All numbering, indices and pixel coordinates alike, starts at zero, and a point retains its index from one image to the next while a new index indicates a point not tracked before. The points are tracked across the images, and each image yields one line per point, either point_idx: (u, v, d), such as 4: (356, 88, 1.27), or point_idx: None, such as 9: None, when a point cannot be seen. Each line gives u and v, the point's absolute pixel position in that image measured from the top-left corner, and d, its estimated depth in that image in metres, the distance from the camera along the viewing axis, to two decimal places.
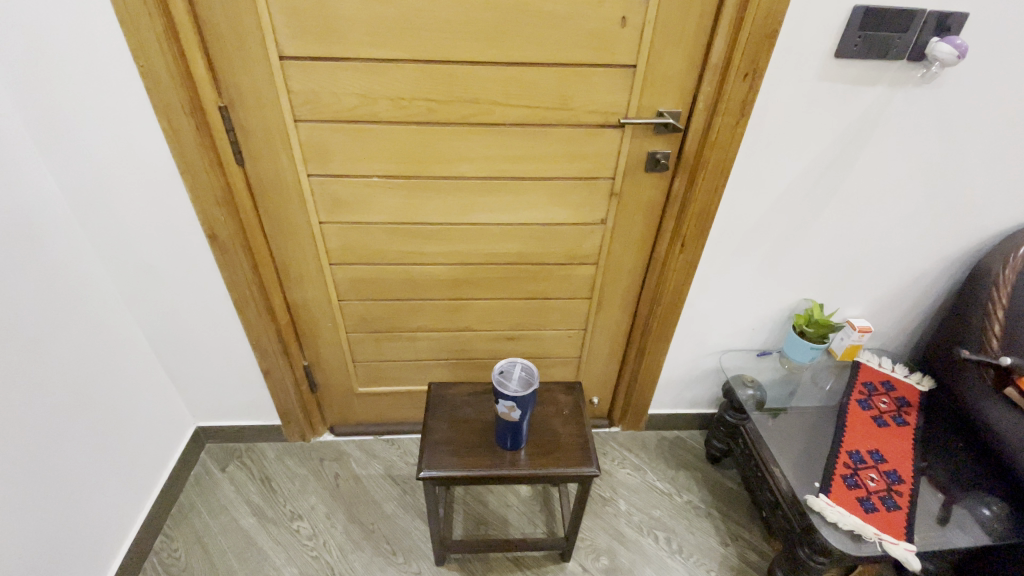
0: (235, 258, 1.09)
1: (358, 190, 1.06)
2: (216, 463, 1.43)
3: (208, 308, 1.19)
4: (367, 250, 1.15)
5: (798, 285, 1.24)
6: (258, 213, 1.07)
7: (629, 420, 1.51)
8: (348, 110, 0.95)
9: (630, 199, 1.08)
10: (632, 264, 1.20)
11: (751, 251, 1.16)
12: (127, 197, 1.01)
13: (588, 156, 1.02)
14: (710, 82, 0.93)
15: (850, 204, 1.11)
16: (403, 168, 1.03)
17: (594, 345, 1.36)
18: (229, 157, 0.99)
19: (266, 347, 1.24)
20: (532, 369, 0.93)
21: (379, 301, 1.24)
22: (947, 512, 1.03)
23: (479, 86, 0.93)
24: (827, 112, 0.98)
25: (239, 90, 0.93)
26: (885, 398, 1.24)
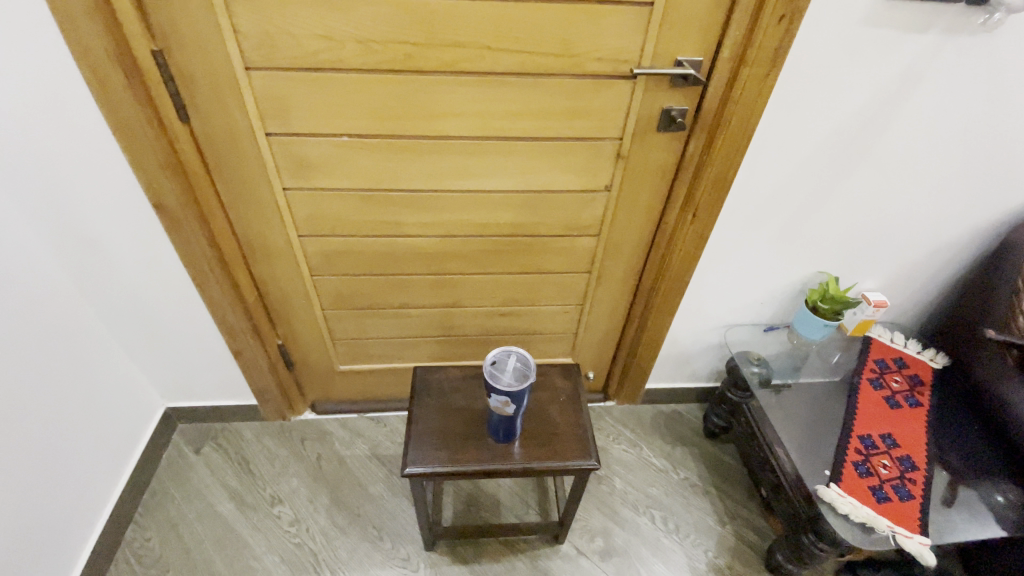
0: (190, 231, 0.96)
1: (327, 152, 0.92)
2: (189, 444, 1.35)
3: (166, 286, 1.07)
4: (341, 220, 1.02)
5: (814, 258, 1.15)
6: (211, 178, 0.93)
7: (625, 395, 1.44)
8: (309, 55, 0.80)
9: (638, 163, 0.95)
10: (637, 235, 1.08)
11: (768, 221, 1.06)
12: (55, 163, 0.86)
13: (592, 113, 0.89)
14: (740, 25, 0.79)
15: (881, 170, 1.00)
16: (378, 125, 0.89)
17: (592, 321, 1.27)
18: (171, 114, 0.84)
19: (234, 327, 1.13)
20: (529, 361, 0.84)
21: (357, 275, 1.12)
22: (953, 494, 1.00)
23: (466, 27, 0.78)
24: (869, 63, 0.84)
25: (175, 29, 0.76)
26: (897, 376, 1.18)
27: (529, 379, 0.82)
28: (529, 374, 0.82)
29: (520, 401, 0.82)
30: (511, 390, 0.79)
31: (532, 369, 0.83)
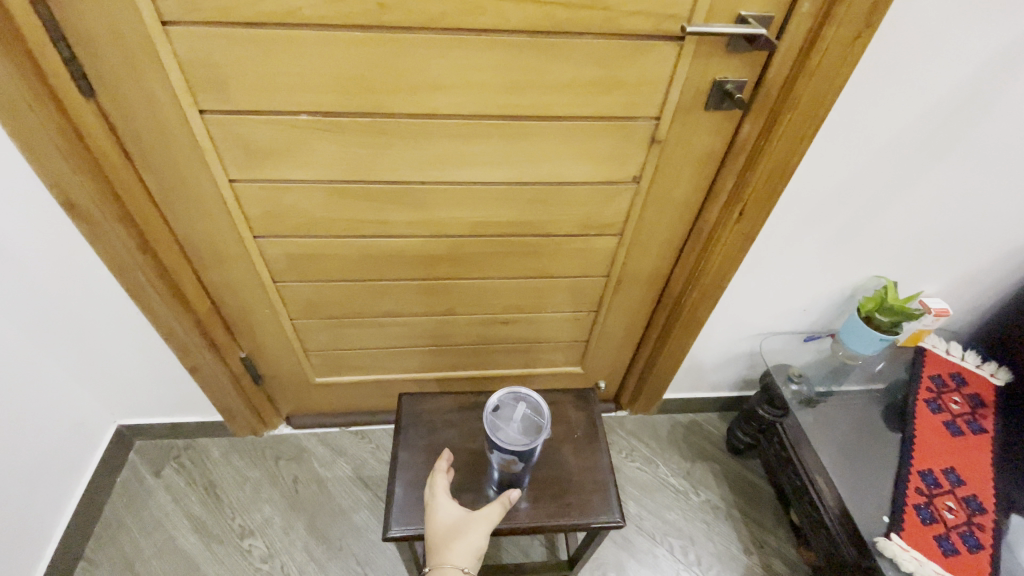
0: (113, 233, 0.76)
1: (282, 135, 0.71)
2: (148, 465, 1.19)
3: (98, 296, 0.88)
4: (306, 219, 0.83)
5: (870, 261, 0.98)
6: (134, 166, 0.73)
7: (640, 404, 1.30)
8: (246, 4, 0.59)
9: (677, 151, 0.76)
10: (667, 236, 0.90)
11: (824, 220, 0.88)
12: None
13: (624, 86, 0.69)
14: None
15: (968, 161, 0.82)
16: (345, 101, 0.68)
17: (607, 328, 1.11)
18: (67, 84, 0.63)
19: (185, 342, 0.95)
20: (544, 411, 0.69)
21: (330, 282, 0.94)
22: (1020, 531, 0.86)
23: None
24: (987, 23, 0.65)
25: None
26: (956, 397, 1.03)
27: (540, 437, 0.68)
28: (541, 432, 0.68)
29: (527, 457, 0.69)
30: (514, 448, 0.66)
31: (547, 424, 0.68)
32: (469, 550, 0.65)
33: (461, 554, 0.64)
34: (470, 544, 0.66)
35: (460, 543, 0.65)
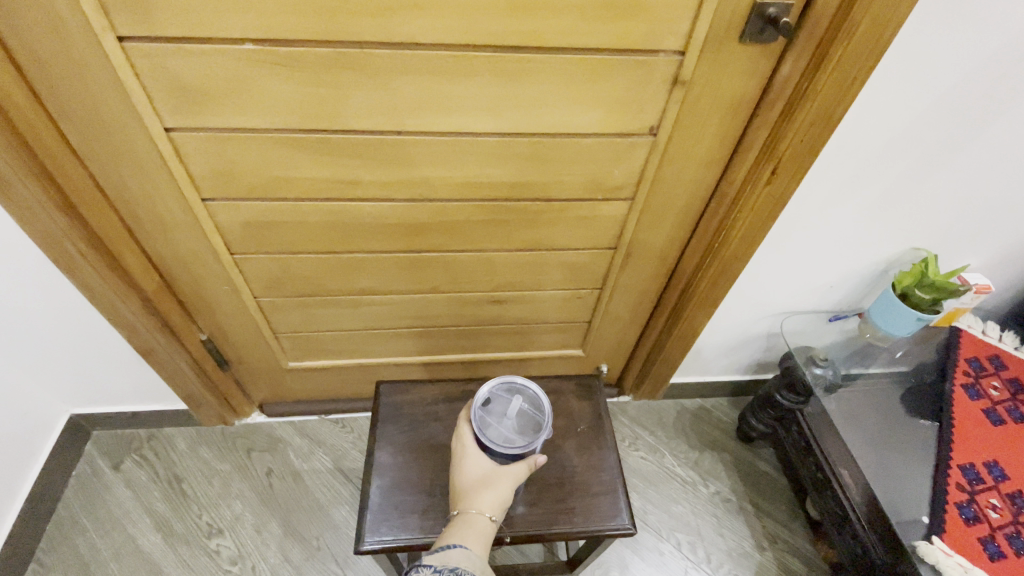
0: (27, 193, 0.63)
1: (225, 72, 0.59)
2: (106, 458, 1.08)
3: (22, 272, 0.75)
4: (263, 178, 0.70)
5: (910, 231, 0.87)
6: (45, 110, 0.60)
7: (645, 389, 1.20)
8: None
9: (704, 96, 0.64)
10: (684, 201, 0.79)
11: (865, 183, 0.77)
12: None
13: (644, 10, 0.56)
14: None
15: None
16: (301, 27, 0.55)
17: (612, 307, 1.00)
18: None
19: (133, 324, 0.83)
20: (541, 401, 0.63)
21: (297, 254, 0.82)
22: None
23: None
24: None
25: None
26: (995, 381, 0.94)
27: (539, 435, 0.61)
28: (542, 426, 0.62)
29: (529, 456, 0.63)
30: (510, 449, 0.60)
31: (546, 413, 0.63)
32: (501, 500, 0.58)
33: (493, 502, 0.57)
34: (501, 494, 0.58)
35: (491, 493, 0.58)
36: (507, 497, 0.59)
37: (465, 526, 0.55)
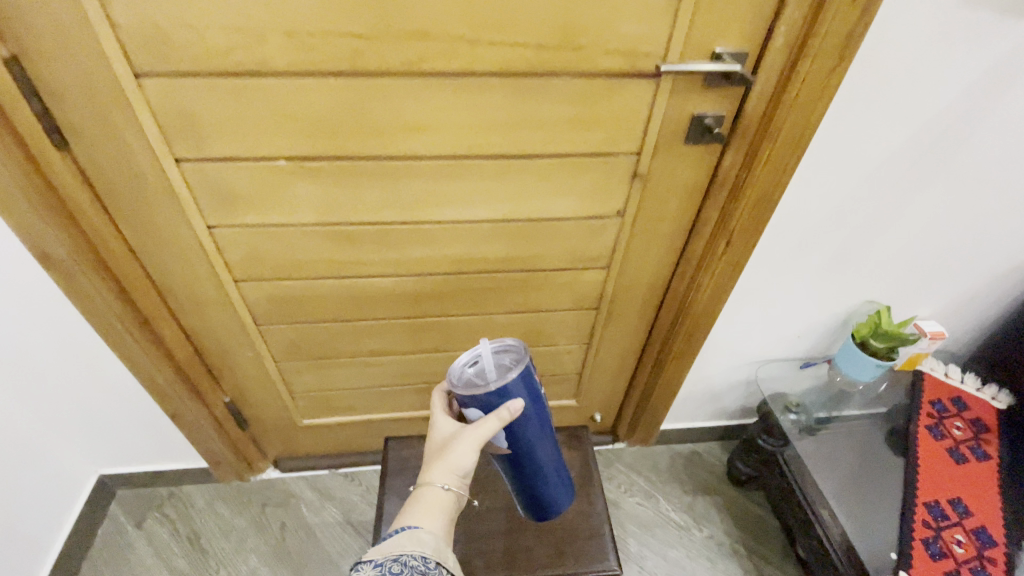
0: (89, 282, 0.75)
1: (260, 181, 0.71)
2: (129, 516, 1.14)
3: (75, 346, 0.85)
4: (287, 261, 0.81)
5: (862, 287, 0.96)
6: (111, 217, 0.72)
7: (637, 436, 1.27)
8: (219, 54, 0.59)
9: (660, 184, 0.76)
10: (656, 267, 0.89)
11: (813, 249, 0.88)
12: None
13: (602, 122, 0.68)
14: (799, 6, 0.59)
15: (956, 185, 0.82)
16: (323, 145, 0.68)
17: (600, 360, 1.09)
18: (40, 137, 0.62)
19: (166, 389, 0.93)
20: (523, 355, 0.64)
21: (314, 323, 0.92)
22: None
23: (433, 14, 0.58)
24: (954, 54, 0.66)
25: (23, 22, 0.55)
26: (959, 422, 1.00)
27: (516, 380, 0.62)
28: (512, 377, 0.62)
29: (525, 412, 0.64)
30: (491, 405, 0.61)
31: (518, 365, 0.63)
32: (456, 467, 0.62)
33: (444, 472, 0.62)
34: (455, 462, 0.62)
35: (443, 463, 0.62)
36: (464, 465, 0.62)
37: (419, 496, 0.61)
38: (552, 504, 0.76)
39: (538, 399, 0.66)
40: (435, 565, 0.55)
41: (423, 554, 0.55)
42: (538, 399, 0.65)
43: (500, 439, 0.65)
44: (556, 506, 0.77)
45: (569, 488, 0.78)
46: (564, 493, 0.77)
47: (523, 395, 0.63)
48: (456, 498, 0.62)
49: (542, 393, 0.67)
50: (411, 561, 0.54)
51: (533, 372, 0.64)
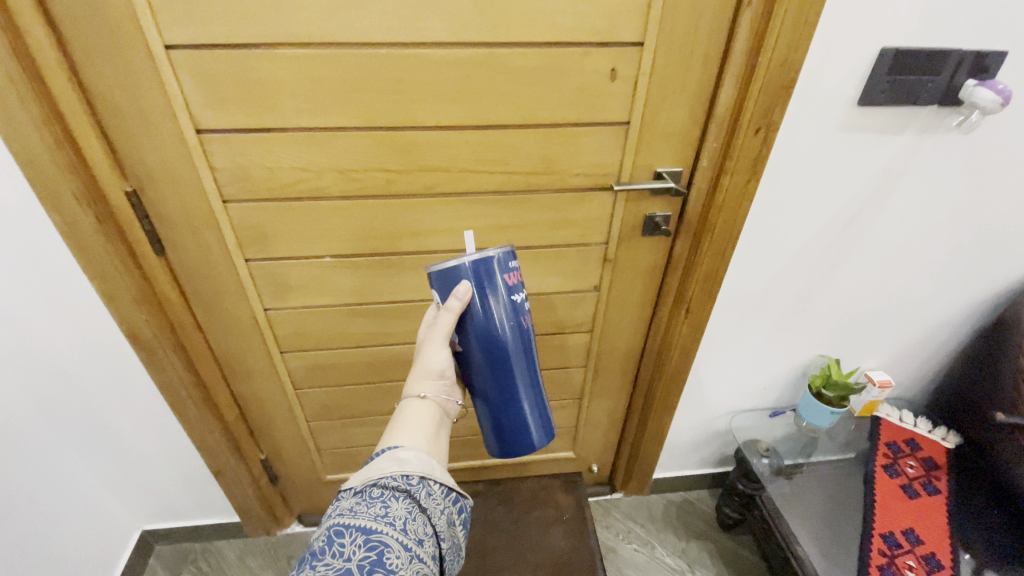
0: (165, 357, 0.91)
1: (309, 273, 0.90)
2: (166, 571, 1.24)
3: (142, 412, 1.00)
4: (325, 335, 0.99)
5: (812, 343, 1.12)
6: (190, 305, 0.90)
7: (632, 485, 1.38)
8: (287, 185, 0.79)
9: (627, 265, 0.95)
10: (631, 330, 1.07)
11: (763, 313, 1.04)
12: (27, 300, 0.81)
13: (576, 221, 0.89)
14: (716, 138, 0.80)
15: (873, 260, 0.99)
16: (361, 245, 0.87)
17: (592, 414, 1.23)
18: (145, 248, 0.81)
19: (214, 448, 1.07)
20: (486, 252, 0.64)
21: (344, 387, 1.09)
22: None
23: (446, 153, 0.79)
24: (846, 167, 0.85)
25: (149, 171, 0.75)
26: (912, 460, 1.14)
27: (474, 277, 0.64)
28: (472, 259, 0.63)
29: (481, 303, 0.65)
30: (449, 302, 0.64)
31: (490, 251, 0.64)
32: (431, 375, 0.66)
33: (421, 381, 0.66)
34: (427, 368, 0.66)
35: (418, 373, 0.66)
36: (437, 367, 0.66)
37: (402, 410, 0.66)
38: (515, 434, 0.74)
39: (501, 301, 0.65)
40: (417, 481, 0.56)
41: (404, 473, 0.56)
42: (501, 295, 0.65)
43: (459, 331, 0.67)
44: (518, 440, 0.74)
45: (538, 422, 0.75)
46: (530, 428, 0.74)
47: (482, 277, 0.64)
48: (437, 404, 0.67)
49: (513, 301, 0.66)
50: (391, 482, 0.55)
51: (499, 269, 0.64)
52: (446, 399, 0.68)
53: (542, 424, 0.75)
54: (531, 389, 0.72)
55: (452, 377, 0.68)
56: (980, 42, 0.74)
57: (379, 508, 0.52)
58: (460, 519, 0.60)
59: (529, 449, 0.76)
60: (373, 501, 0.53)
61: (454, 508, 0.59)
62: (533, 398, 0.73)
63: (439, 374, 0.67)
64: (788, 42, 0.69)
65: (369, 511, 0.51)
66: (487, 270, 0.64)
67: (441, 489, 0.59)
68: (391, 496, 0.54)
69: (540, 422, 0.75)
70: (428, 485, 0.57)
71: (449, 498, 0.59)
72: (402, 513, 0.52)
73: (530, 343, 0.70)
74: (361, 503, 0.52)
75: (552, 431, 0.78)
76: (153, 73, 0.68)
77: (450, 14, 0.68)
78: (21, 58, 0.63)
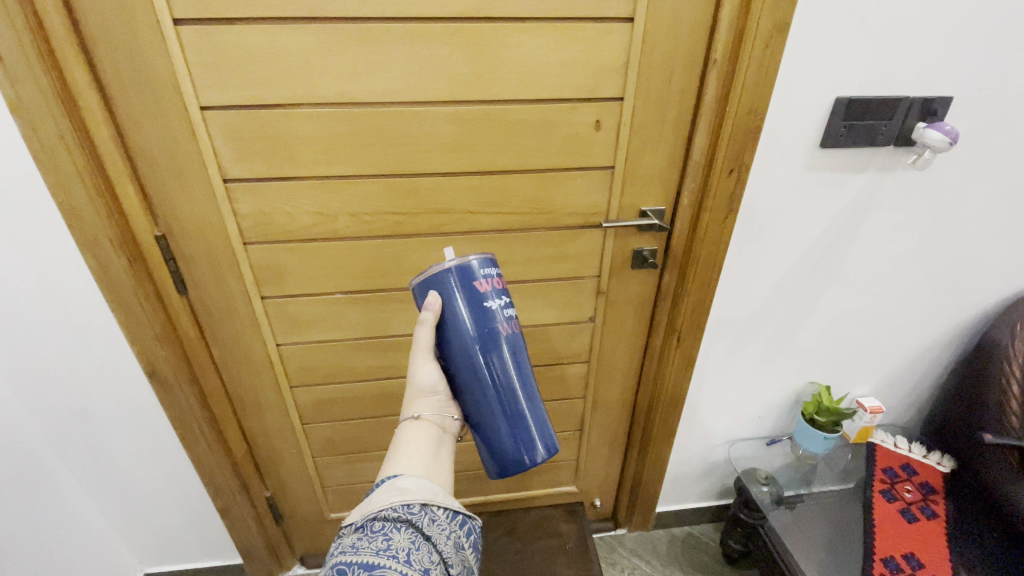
0: (181, 393, 0.95)
1: (321, 310, 0.96)
2: None
3: (152, 449, 1.03)
4: (333, 369, 1.04)
5: (801, 371, 1.17)
6: (206, 341, 0.95)
7: (636, 520, 1.38)
8: (303, 228, 0.87)
9: (619, 296, 1.01)
10: (627, 361, 1.11)
11: (751, 341, 1.09)
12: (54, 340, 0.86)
13: (570, 257, 0.96)
14: (694, 179, 0.88)
15: (850, 288, 1.05)
16: (370, 283, 0.94)
17: (592, 446, 1.25)
18: (169, 287, 0.87)
19: (221, 484, 1.09)
20: (459, 259, 0.66)
21: (351, 421, 1.12)
22: None
23: (449, 196, 0.87)
24: (815, 202, 0.92)
25: (178, 216, 0.82)
26: (909, 485, 1.17)
27: (452, 284, 0.66)
28: (445, 266, 0.66)
29: (456, 308, 0.66)
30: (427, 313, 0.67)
31: (468, 256, 0.66)
32: (423, 393, 0.70)
33: (415, 400, 0.70)
34: (419, 386, 0.70)
35: (412, 393, 0.70)
36: (427, 383, 0.70)
37: (402, 431, 0.68)
38: (510, 447, 0.71)
39: (475, 305, 0.66)
40: (419, 509, 0.56)
41: (404, 502, 0.56)
42: (475, 299, 0.66)
43: (441, 342, 0.68)
44: (514, 454, 0.71)
45: (535, 433, 0.71)
46: (526, 439, 0.71)
47: (455, 283, 0.66)
48: (433, 420, 0.69)
49: (490, 305, 0.66)
50: (392, 513, 0.55)
51: (471, 274, 0.66)
52: (443, 415, 0.71)
53: (539, 435, 0.71)
54: (521, 398, 0.70)
55: (445, 393, 0.72)
56: (925, 90, 0.83)
57: (381, 542, 0.52)
58: (468, 541, 0.60)
59: (528, 464, 0.72)
60: (374, 534, 0.52)
61: (460, 531, 0.59)
62: (525, 407, 0.71)
63: (431, 390, 0.70)
64: (751, 94, 0.78)
65: (371, 546, 0.51)
66: (462, 279, 0.66)
67: (445, 513, 0.58)
68: (392, 527, 0.53)
69: (536, 433, 0.71)
70: (431, 511, 0.57)
71: (454, 522, 0.59)
72: (405, 544, 0.52)
73: (514, 348, 0.69)
74: (363, 539, 0.52)
75: (555, 444, 0.74)
76: (188, 131, 0.76)
77: (453, 77, 0.77)
78: (74, 121, 0.71)
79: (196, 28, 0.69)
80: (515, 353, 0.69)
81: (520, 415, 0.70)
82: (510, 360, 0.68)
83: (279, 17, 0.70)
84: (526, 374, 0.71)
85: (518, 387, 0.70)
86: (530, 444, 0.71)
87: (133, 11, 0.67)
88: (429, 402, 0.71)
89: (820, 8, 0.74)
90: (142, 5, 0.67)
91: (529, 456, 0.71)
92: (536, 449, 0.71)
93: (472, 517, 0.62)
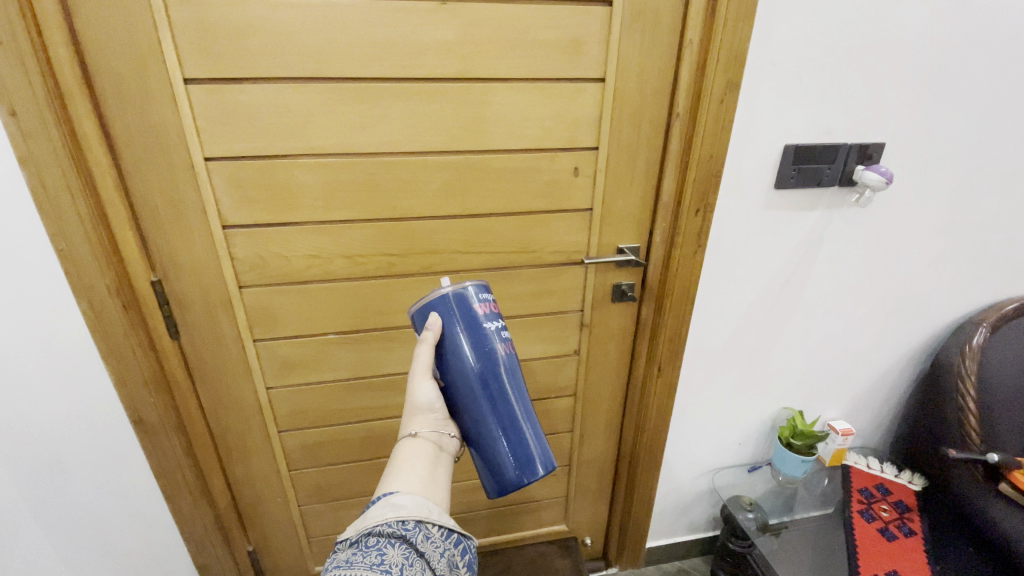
0: (168, 442, 0.94)
1: (312, 351, 0.97)
2: None
3: (142, 517, 0.98)
4: (323, 411, 1.04)
5: (776, 396, 1.22)
6: (194, 386, 0.95)
7: (626, 557, 1.37)
8: (299, 271, 0.90)
9: (601, 329, 1.07)
10: (611, 391, 1.15)
11: (727, 368, 1.15)
12: None
13: (554, 293, 1.02)
14: (665, 218, 0.96)
15: (812, 315, 1.13)
16: (361, 322, 0.97)
17: (580, 481, 1.26)
18: (161, 332, 0.88)
19: (203, 538, 1.05)
20: (456, 285, 0.70)
21: (338, 465, 1.11)
22: None
23: (440, 238, 0.93)
24: (774, 237, 1.01)
25: (175, 261, 0.85)
26: (885, 504, 1.21)
27: (450, 307, 0.70)
28: (443, 292, 0.70)
29: (454, 331, 0.70)
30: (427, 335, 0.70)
31: (465, 282, 0.71)
32: (421, 410, 0.71)
33: (413, 418, 0.71)
34: (417, 403, 0.71)
35: (411, 410, 0.71)
36: (425, 400, 0.71)
37: (398, 450, 0.69)
38: (509, 466, 0.73)
39: (473, 328, 0.69)
40: (413, 525, 0.58)
41: (399, 518, 0.57)
42: (472, 321, 0.70)
43: (441, 363, 0.71)
44: (513, 472, 0.73)
45: (531, 450, 0.73)
46: (524, 457, 0.73)
47: (453, 308, 0.70)
48: (430, 438, 0.70)
49: (487, 328, 0.70)
50: (387, 528, 0.56)
51: (468, 299, 0.70)
52: (439, 433, 0.72)
53: (535, 453, 0.74)
54: (518, 416, 0.73)
55: (442, 411, 0.73)
56: (860, 138, 0.94)
57: (375, 556, 0.53)
58: (462, 561, 0.61)
59: (526, 482, 0.74)
60: (369, 549, 0.54)
61: (454, 550, 0.60)
62: (522, 424, 0.73)
63: (428, 408, 0.71)
64: (712, 142, 0.87)
65: (365, 560, 0.52)
66: (459, 304, 0.70)
67: (439, 531, 0.60)
68: (387, 542, 0.55)
69: (533, 450, 0.73)
70: (425, 528, 0.59)
71: (449, 540, 0.60)
72: (399, 559, 0.53)
73: (510, 368, 0.72)
74: (357, 553, 0.53)
75: (552, 461, 0.76)
76: (191, 180, 0.80)
77: (443, 128, 0.84)
78: (81, 172, 0.74)
79: (205, 86, 0.75)
80: (512, 374, 0.72)
81: (518, 432, 0.73)
82: (508, 381, 0.72)
83: (284, 78, 0.76)
84: (521, 393, 0.74)
85: (515, 405, 0.72)
86: (528, 462, 0.73)
87: (147, 72, 0.73)
88: (427, 420, 0.71)
89: (764, 69, 0.85)
90: (156, 67, 0.73)
91: (528, 474, 0.73)
92: (534, 467, 0.73)
93: (466, 537, 0.63)
